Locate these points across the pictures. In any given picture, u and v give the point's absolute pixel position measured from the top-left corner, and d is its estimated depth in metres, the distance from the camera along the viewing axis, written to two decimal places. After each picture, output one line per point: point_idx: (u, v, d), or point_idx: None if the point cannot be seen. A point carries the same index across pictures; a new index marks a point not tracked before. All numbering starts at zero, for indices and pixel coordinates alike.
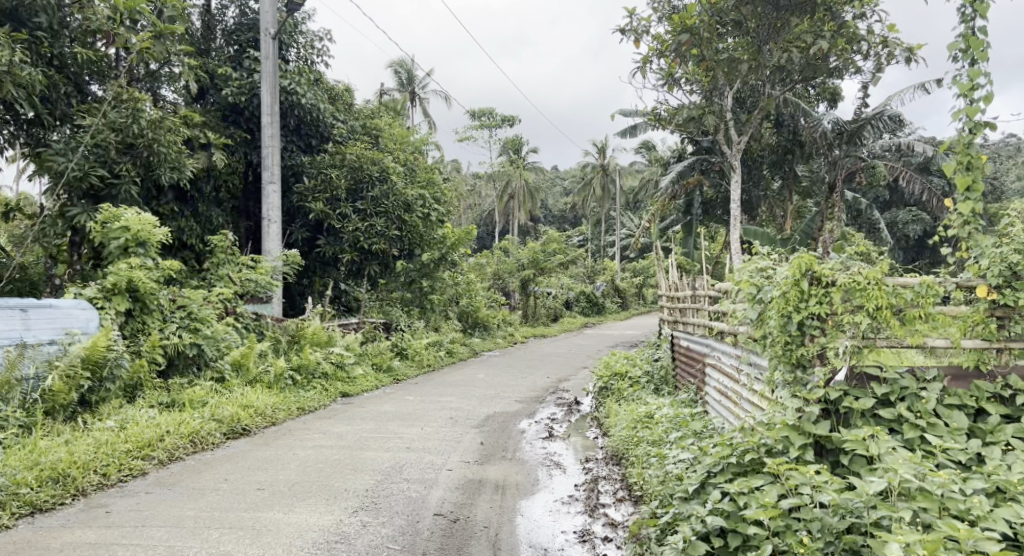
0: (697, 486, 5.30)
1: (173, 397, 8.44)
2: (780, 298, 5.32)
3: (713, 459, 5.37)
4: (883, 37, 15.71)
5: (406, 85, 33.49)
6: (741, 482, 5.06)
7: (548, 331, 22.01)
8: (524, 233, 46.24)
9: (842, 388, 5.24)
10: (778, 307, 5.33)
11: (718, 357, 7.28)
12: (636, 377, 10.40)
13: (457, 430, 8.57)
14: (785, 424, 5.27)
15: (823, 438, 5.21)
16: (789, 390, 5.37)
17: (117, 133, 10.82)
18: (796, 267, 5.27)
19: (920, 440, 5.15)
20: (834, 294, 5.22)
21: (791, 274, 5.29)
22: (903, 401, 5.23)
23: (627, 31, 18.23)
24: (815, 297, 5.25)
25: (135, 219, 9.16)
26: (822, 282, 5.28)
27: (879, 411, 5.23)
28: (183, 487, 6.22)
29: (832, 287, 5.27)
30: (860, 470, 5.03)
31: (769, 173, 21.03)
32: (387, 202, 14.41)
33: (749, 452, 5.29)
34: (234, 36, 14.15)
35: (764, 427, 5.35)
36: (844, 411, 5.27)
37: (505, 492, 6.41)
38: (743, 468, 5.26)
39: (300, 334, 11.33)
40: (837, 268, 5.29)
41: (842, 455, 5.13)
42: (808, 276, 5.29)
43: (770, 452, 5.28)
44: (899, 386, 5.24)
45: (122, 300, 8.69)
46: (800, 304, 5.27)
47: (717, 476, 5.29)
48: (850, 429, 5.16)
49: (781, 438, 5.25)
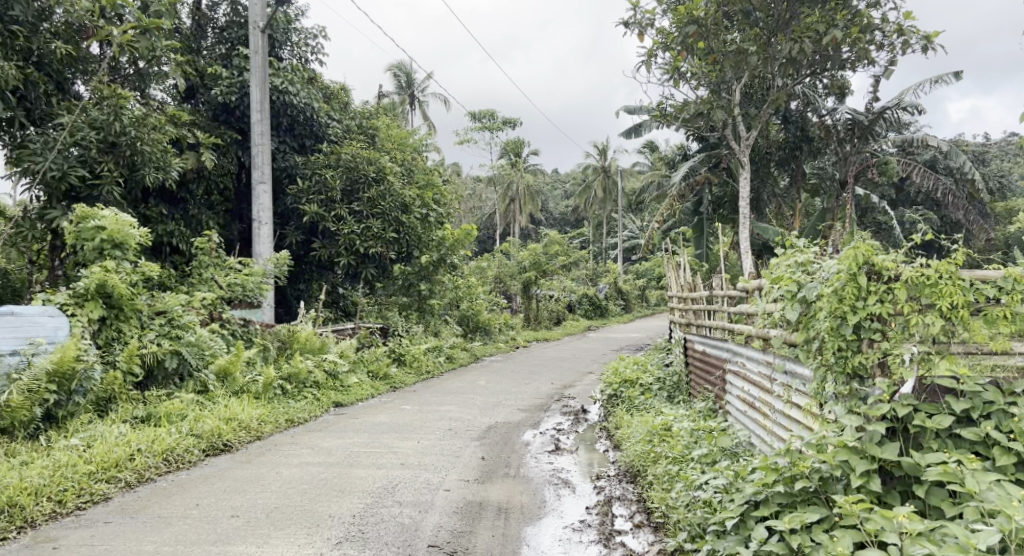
0: (738, 519, 4.73)
1: (149, 411, 7.77)
2: (833, 296, 4.66)
3: (756, 487, 4.75)
4: (898, 25, 15.04)
5: (405, 88, 32.86)
6: (792, 517, 4.44)
7: (551, 335, 21.31)
8: (525, 235, 45.56)
9: (911, 403, 4.49)
10: (830, 307, 4.67)
11: (742, 362, 6.65)
12: (647, 384, 9.70)
13: (456, 443, 7.89)
14: (843, 446, 4.54)
15: (890, 463, 4.47)
16: (844, 405, 4.68)
17: (97, 132, 10.14)
18: (851, 259, 4.61)
19: (1014, 467, 4.36)
20: (898, 291, 4.54)
21: (846, 266, 4.63)
22: (988, 418, 4.44)
23: (631, 24, 17.61)
24: (875, 295, 4.58)
25: (110, 218, 8.47)
26: (882, 276, 4.62)
27: (957, 431, 4.45)
28: (147, 517, 5.55)
29: (895, 282, 4.58)
30: (940, 504, 4.32)
31: (777, 171, 20.08)
32: (385, 203, 13.71)
33: (799, 479, 4.63)
34: (225, 34, 13.50)
35: (814, 449, 4.65)
36: (912, 431, 4.52)
37: (508, 517, 5.76)
38: (791, 499, 4.63)
39: (290, 340, 10.68)
40: (901, 259, 4.63)
41: (918, 486, 4.39)
42: (867, 268, 4.63)
43: (824, 481, 4.59)
44: (982, 401, 4.46)
45: (95, 307, 8.01)
46: (856, 303, 4.60)
47: (761, 506, 4.70)
48: (925, 454, 4.42)
49: (839, 463, 4.52)
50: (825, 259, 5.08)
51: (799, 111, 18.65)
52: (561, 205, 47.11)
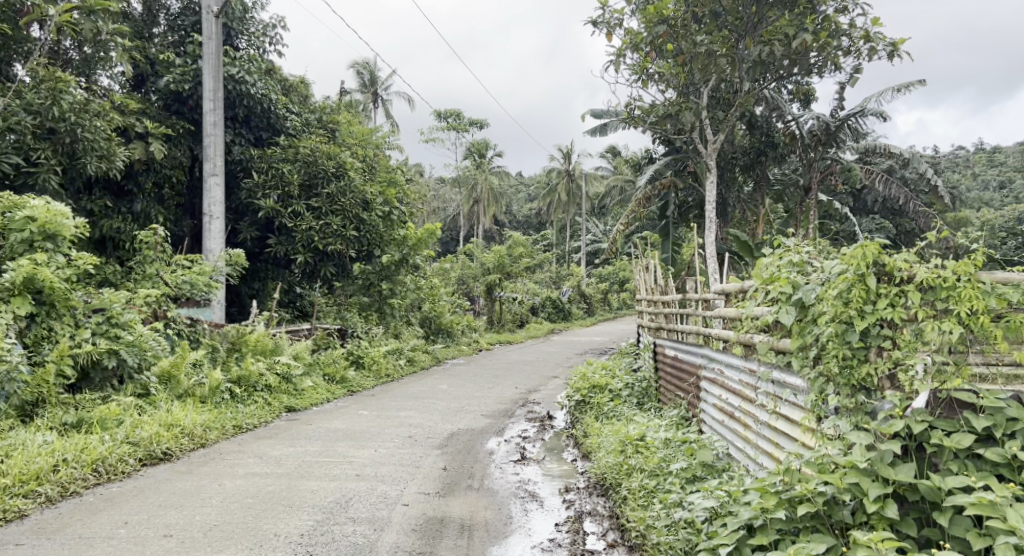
0: (733, 547, 4.38)
1: (80, 417, 7.21)
2: (839, 299, 4.32)
3: (752, 512, 4.39)
4: (866, 31, 14.78)
5: (369, 86, 32.20)
6: (797, 549, 4.08)
7: (515, 338, 20.84)
8: (488, 238, 44.98)
9: (925, 419, 4.13)
10: (835, 311, 4.32)
11: (720, 369, 6.27)
12: (616, 390, 9.24)
13: (416, 452, 7.42)
14: (851, 467, 4.16)
15: (904, 486, 4.10)
16: (850, 420, 4.31)
17: (34, 117, 9.50)
18: (860, 258, 4.26)
19: None
20: (911, 295, 4.20)
21: (853, 266, 4.29)
22: (1013, 438, 4.07)
23: (599, 24, 17.26)
24: (886, 298, 4.24)
25: (41, 208, 7.86)
26: (892, 278, 4.29)
27: (979, 451, 4.08)
28: (66, 537, 5.03)
29: (907, 285, 4.25)
30: (965, 536, 3.94)
31: (741, 177, 19.63)
32: (344, 199, 13.13)
33: (802, 503, 4.26)
34: (177, 22, 12.85)
35: (816, 469, 4.29)
36: (926, 450, 4.15)
37: (472, 536, 5.32)
38: (793, 526, 4.29)
39: (241, 341, 10.14)
40: (913, 260, 4.30)
41: (939, 514, 4.01)
42: (876, 269, 4.29)
43: (829, 505, 4.24)
44: (1005, 418, 4.08)
45: (23, 303, 7.42)
46: (865, 307, 4.26)
47: (759, 532, 4.34)
48: (946, 478, 4.04)
49: (848, 486, 4.15)
50: (823, 259, 4.75)
51: (764, 116, 17.97)
52: (526, 208, 46.69)
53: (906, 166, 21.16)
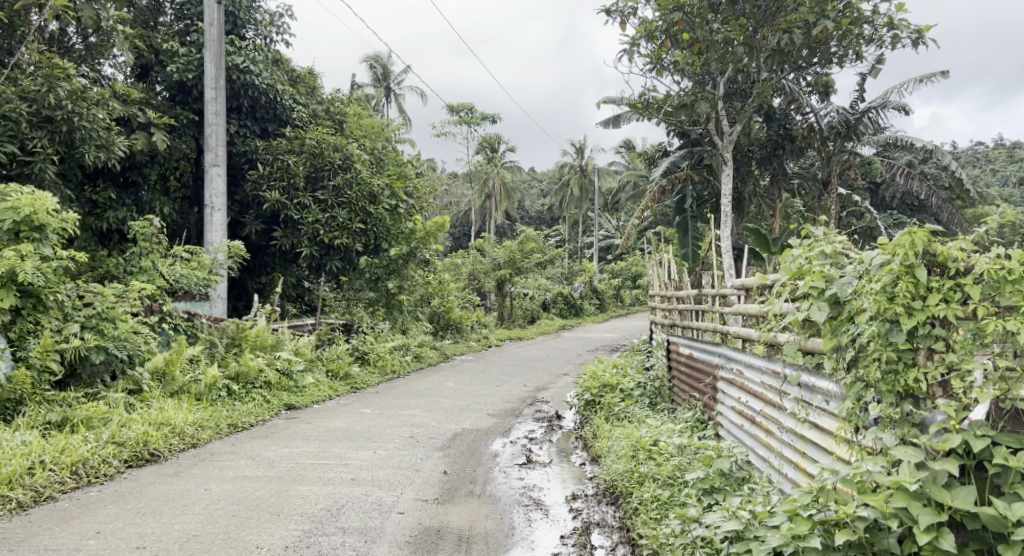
0: None
1: (65, 415, 6.86)
2: (883, 295, 3.90)
3: (782, 539, 4.02)
4: (889, 18, 14.24)
5: (381, 80, 31.77)
6: None
7: (526, 334, 20.41)
8: (500, 232, 44.56)
9: (987, 433, 3.69)
10: (878, 307, 3.91)
11: (739, 369, 5.85)
12: (628, 390, 8.80)
13: (416, 455, 7.03)
14: (897, 488, 3.76)
15: (962, 512, 3.68)
16: (897, 433, 3.90)
17: (28, 104, 9.10)
18: (909, 247, 3.85)
19: None
20: (968, 289, 3.78)
21: (900, 257, 3.88)
22: None
23: (612, 12, 16.84)
24: (938, 293, 3.82)
25: (25, 197, 7.47)
26: (946, 269, 3.87)
27: None
28: (30, 549, 4.69)
29: (962, 278, 3.83)
30: None
31: (757, 170, 19.02)
32: (350, 192, 12.66)
33: (841, 528, 3.86)
34: (184, 11, 12.48)
35: (855, 489, 3.90)
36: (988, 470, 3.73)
37: (470, 549, 4.92)
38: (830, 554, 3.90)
39: (240, 336, 9.76)
40: (971, 249, 3.88)
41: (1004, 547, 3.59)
42: (927, 259, 3.88)
43: (872, 532, 3.85)
44: None
45: (8, 295, 6.99)
46: (912, 303, 3.84)
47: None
48: (1012, 504, 3.61)
49: (894, 511, 3.75)
50: (860, 250, 4.35)
51: (782, 108, 17.58)
52: (538, 203, 46.19)
53: (926, 161, 20.60)
